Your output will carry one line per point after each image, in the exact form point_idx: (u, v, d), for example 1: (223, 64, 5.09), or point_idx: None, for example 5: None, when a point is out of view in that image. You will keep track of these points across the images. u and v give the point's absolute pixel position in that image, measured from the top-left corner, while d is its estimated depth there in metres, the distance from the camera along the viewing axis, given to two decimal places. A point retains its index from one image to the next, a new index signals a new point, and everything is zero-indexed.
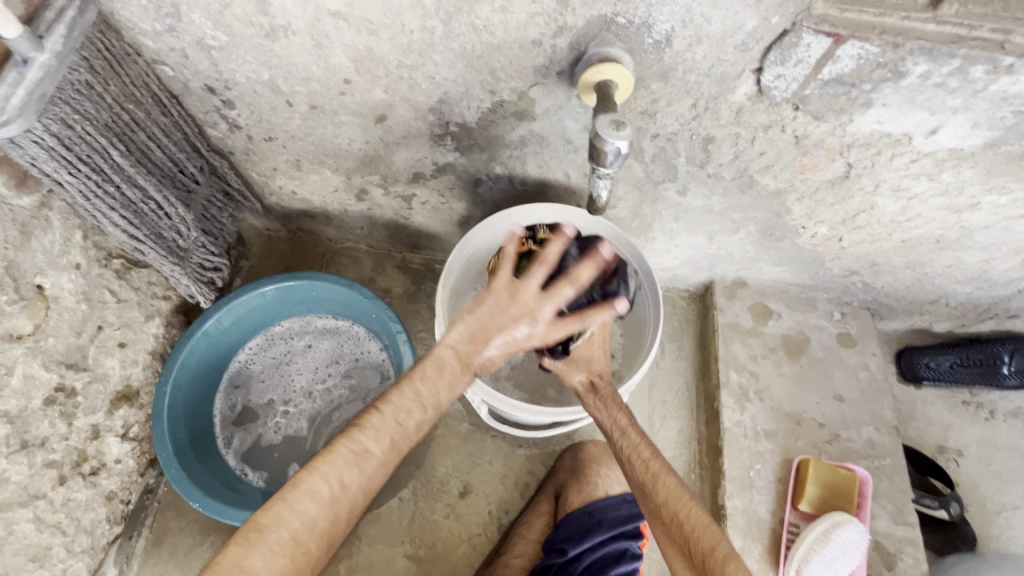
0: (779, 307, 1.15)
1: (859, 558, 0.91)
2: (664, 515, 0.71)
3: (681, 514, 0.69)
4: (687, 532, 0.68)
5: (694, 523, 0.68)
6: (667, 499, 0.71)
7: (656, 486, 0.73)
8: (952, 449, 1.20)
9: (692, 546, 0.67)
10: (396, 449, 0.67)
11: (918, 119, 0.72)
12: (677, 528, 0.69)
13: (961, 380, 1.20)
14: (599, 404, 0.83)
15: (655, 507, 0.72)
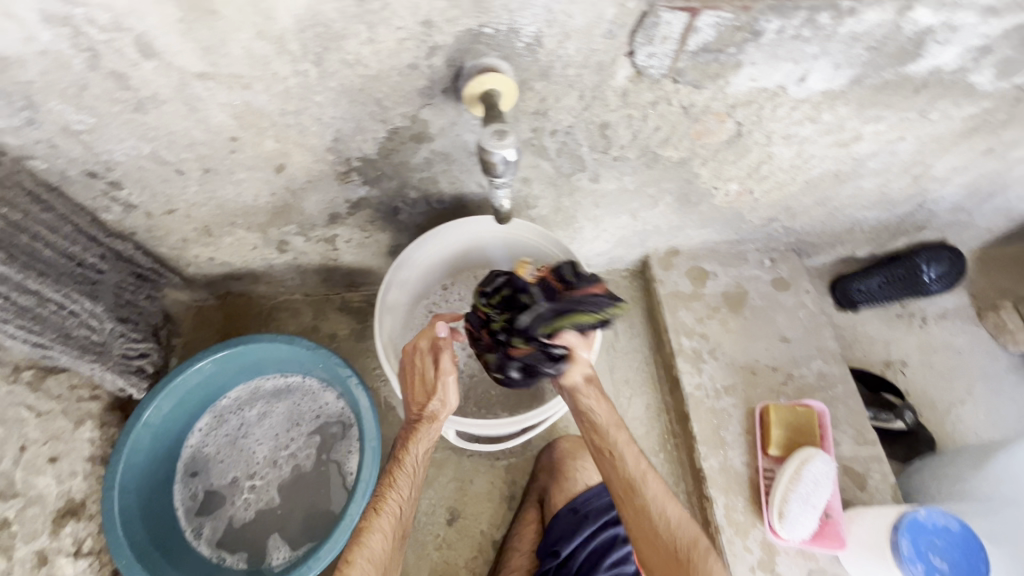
0: (713, 267, 1.20)
1: (832, 487, 0.94)
2: (653, 515, 0.77)
3: (667, 511, 0.78)
4: (671, 527, 0.77)
5: (682, 528, 0.77)
6: (654, 507, 0.78)
7: (643, 489, 0.79)
8: (897, 361, 1.28)
9: (677, 544, 0.75)
10: (385, 521, 0.77)
11: (787, 70, 0.76)
12: (661, 524, 0.77)
13: (890, 297, 1.28)
14: (583, 407, 0.83)
15: (641, 514, 0.78)
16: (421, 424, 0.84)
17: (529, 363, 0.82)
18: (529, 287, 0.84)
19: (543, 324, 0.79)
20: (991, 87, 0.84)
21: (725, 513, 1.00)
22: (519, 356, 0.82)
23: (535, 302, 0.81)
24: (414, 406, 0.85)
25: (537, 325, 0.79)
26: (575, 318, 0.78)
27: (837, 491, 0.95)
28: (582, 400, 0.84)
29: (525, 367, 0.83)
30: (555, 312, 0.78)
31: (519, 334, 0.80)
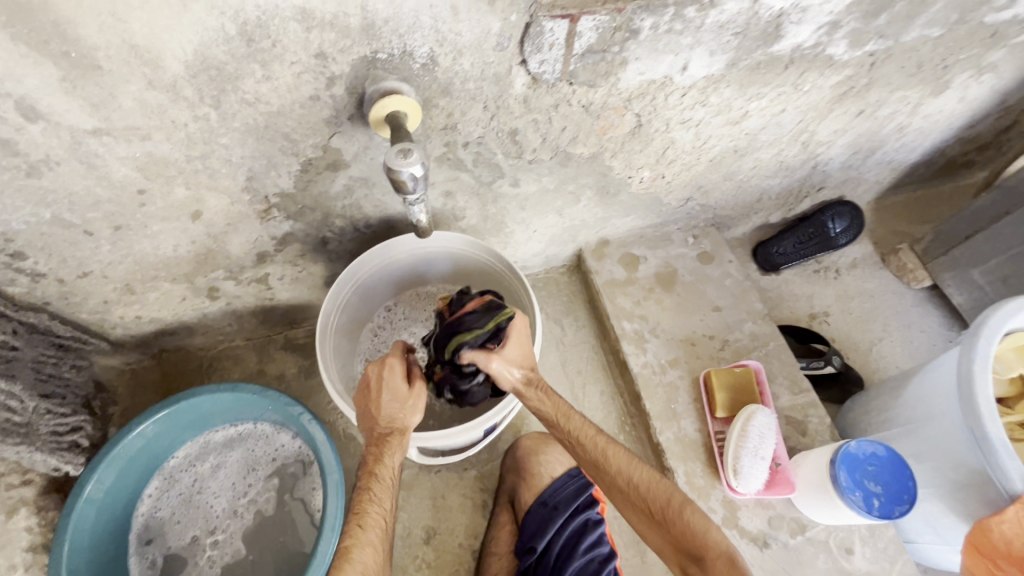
0: (642, 252, 1.26)
1: (775, 437, 1.00)
2: (625, 488, 0.80)
3: (636, 481, 0.80)
4: (645, 495, 0.79)
5: (655, 489, 0.79)
6: (622, 477, 0.80)
7: (607, 465, 0.81)
8: (820, 312, 1.39)
9: (653, 507, 0.78)
10: (373, 536, 0.72)
11: (669, 61, 0.83)
12: (636, 493, 0.79)
13: (806, 255, 1.39)
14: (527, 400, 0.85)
15: (615, 485, 0.80)
16: (393, 437, 0.78)
17: (452, 387, 0.90)
18: (436, 324, 0.94)
19: (443, 350, 0.87)
20: (847, 56, 0.94)
21: (686, 480, 1.05)
22: (442, 381, 0.90)
23: (435, 334, 0.90)
24: (382, 420, 0.79)
25: (437, 353, 0.88)
26: (458, 337, 0.85)
27: (780, 440, 1.02)
28: (527, 396, 0.85)
29: (453, 388, 0.90)
30: (446, 337, 0.86)
31: (432, 364, 0.90)
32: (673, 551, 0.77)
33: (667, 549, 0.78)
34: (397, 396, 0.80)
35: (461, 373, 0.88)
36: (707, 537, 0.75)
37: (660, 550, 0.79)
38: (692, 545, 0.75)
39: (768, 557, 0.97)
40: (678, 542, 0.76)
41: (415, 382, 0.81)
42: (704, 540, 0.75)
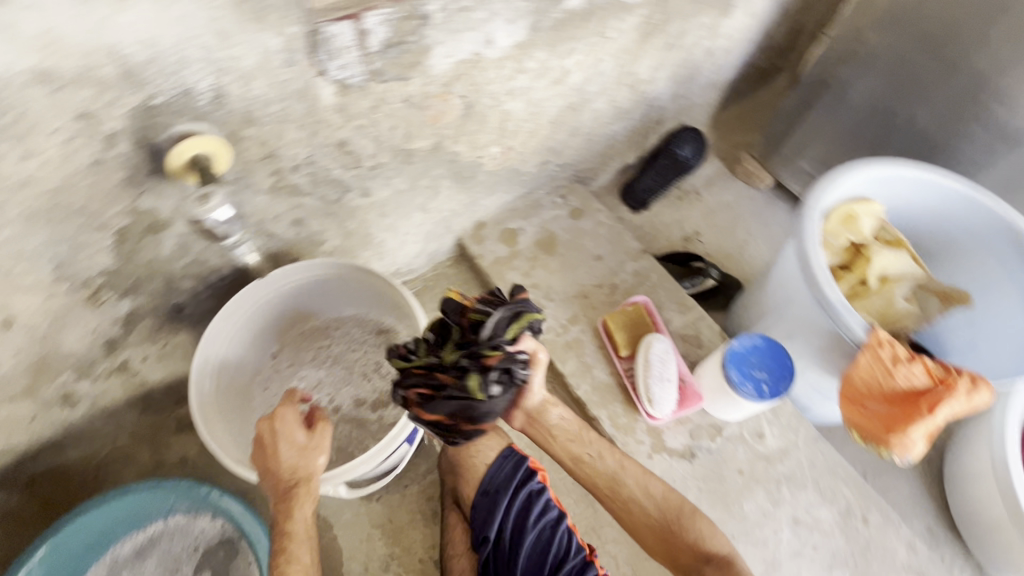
0: (518, 224, 1.29)
1: (675, 358, 1.08)
2: (641, 499, 0.87)
3: (652, 489, 0.87)
4: (660, 503, 0.86)
5: (665, 502, 0.86)
6: (642, 493, 0.87)
7: (625, 479, 0.88)
8: (691, 233, 1.50)
9: (671, 517, 0.85)
10: None
11: (473, 38, 0.84)
12: (647, 503, 0.87)
13: (667, 184, 1.48)
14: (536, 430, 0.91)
15: (632, 498, 0.87)
16: (301, 487, 0.76)
17: (477, 379, 0.76)
18: (466, 311, 0.81)
19: (505, 331, 0.78)
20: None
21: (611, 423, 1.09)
22: (458, 383, 0.76)
23: (485, 315, 0.79)
24: (284, 473, 0.76)
25: (503, 331, 0.77)
26: (531, 317, 0.80)
27: (678, 356, 1.09)
28: (548, 412, 0.90)
29: (466, 387, 0.76)
30: (513, 313, 0.78)
31: (478, 347, 0.76)
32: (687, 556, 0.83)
33: (684, 553, 0.84)
34: (297, 446, 0.78)
35: (507, 359, 0.77)
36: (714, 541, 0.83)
37: (661, 557, 0.87)
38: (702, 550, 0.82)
39: (698, 466, 1.03)
40: (693, 548, 0.83)
41: (318, 426, 0.79)
42: (716, 545, 0.83)
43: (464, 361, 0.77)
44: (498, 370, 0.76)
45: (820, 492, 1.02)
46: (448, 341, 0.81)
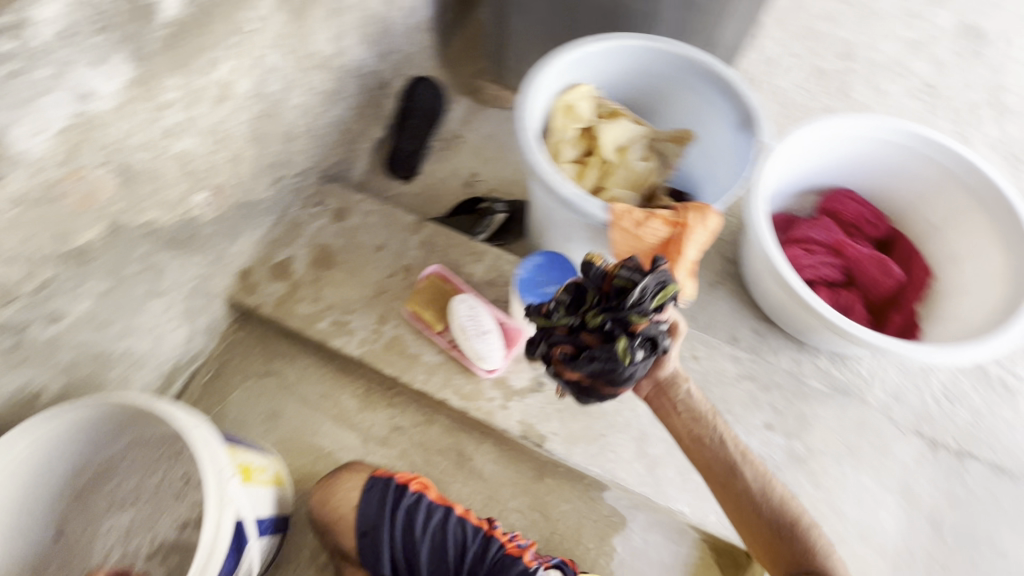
0: (283, 253, 1.19)
1: (485, 306, 1.06)
2: (764, 505, 0.74)
3: (785, 502, 0.75)
4: (794, 524, 0.74)
5: (792, 512, 0.74)
6: (758, 487, 0.74)
7: (744, 470, 0.75)
8: (467, 177, 1.50)
9: (781, 516, 0.74)
10: None
11: (53, 101, 0.67)
12: (766, 513, 0.74)
13: (425, 139, 1.49)
14: (714, 462, 0.75)
15: (743, 486, 0.74)
16: None
17: (649, 337, 0.70)
18: (607, 274, 0.74)
19: (653, 299, 0.70)
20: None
21: (459, 396, 1.05)
22: (641, 331, 0.69)
23: (632, 273, 0.71)
24: None
25: (650, 300, 0.70)
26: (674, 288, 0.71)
27: (487, 303, 1.08)
28: (679, 386, 0.77)
29: (647, 339, 0.70)
30: (662, 282, 0.70)
31: (631, 312, 0.69)
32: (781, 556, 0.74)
33: (763, 535, 0.75)
34: None
35: (655, 328, 0.70)
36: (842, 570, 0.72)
37: (763, 559, 0.76)
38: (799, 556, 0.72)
39: (549, 391, 1.05)
40: (781, 542, 0.74)
41: None
42: (810, 544, 0.73)
43: (610, 314, 0.71)
44: (644, 337, 0.69)
45: None
46: (587, 305, 0.74)
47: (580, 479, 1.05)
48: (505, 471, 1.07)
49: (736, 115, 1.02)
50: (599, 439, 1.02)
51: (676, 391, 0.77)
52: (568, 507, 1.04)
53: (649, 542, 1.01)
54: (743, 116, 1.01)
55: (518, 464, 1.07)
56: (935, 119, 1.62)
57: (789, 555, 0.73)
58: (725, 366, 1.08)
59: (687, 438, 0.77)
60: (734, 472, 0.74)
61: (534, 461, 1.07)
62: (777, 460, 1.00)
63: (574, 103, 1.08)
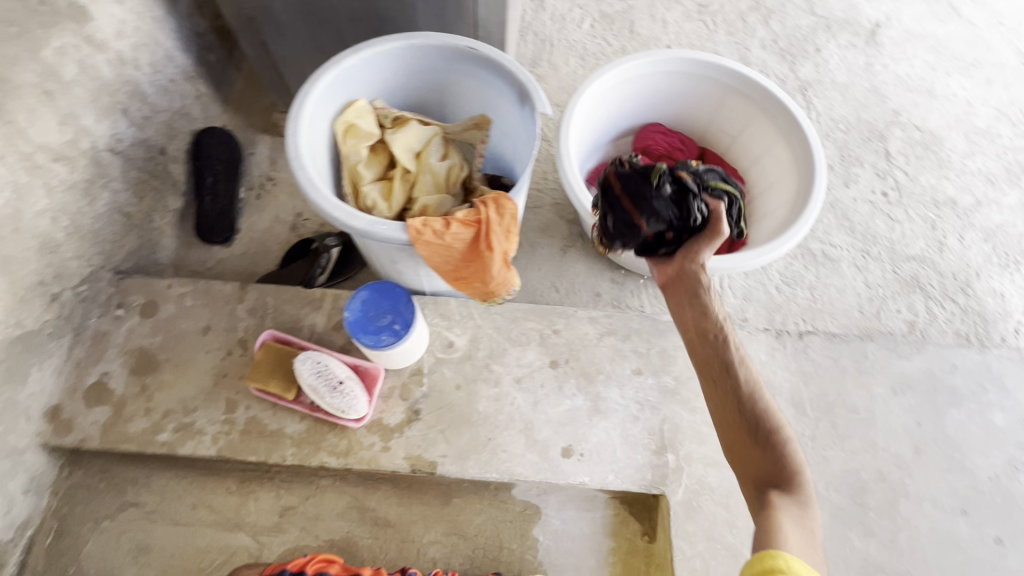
0: (93, 373, 1.05)
1: (330, 355, 0.99)
2: (747, 404, 0.72)
3: (764, 407, 0.73)
4: (771, 427, 0.71)
5: (775, 422, 0.72)
6: (747, 389, 0.73)
7: (735, 368, 0.74)
8: (293, 220, 1.40)
9: (761, 420, 0.72)
10: None
11: None
12: (750, 415, 0.72)
13: (231, 194, 1.36)
14: (719, 354, 0.76)
15: (734, 386, 0.74)
16: None
17: (679, 186, 0.91)
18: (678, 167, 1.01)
19: (702, 180, 0.93)
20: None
21: (337, 456, 1.00)
22: (682, 179, 0.91)
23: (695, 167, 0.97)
24: None
25: (694, 177, 0.93)
26: (724, 183, 0.96)
27: (333, 353, 1.02)
28: (696, 270, 0.84)
29: (676, 188, 0.90)
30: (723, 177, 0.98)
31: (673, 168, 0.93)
32: (756, 468, 0.71)
33: (745, 445, 0.72)
34: None
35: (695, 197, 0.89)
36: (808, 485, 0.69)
37: (739, 466, 0.73)
38: (775, 470, 0.70)
39: (426, 416, 1.02)
40: (761, 453, 0.71)
41: None
42: (785, 457, 0.70)
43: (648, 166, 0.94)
44: (674, 181, 0.91)
45: (520, 341, 1.09)
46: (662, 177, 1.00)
47: (485, 488, 1.04)
48: (411, 508, 1.03)
49: (514, 92, 1.01)
50: (488, 444, 1.01)
51: (694, 284, 0.83)
52: (482, 519, 1.03)
53: (565, 520, 1.03)
54: (519, 92, 1.00)
55: (423, 496, 1.04)
56: (714, 35, 1.73)
57: (761, 463, 0.70)
58: (586, 330, 1.10)
59: (699, 328, 0.78)
60: (728, 369, 0.74)
61: (437, 487, 1.04)
62: (653, 401, 1.05)
63: (353, 122, 1.03)
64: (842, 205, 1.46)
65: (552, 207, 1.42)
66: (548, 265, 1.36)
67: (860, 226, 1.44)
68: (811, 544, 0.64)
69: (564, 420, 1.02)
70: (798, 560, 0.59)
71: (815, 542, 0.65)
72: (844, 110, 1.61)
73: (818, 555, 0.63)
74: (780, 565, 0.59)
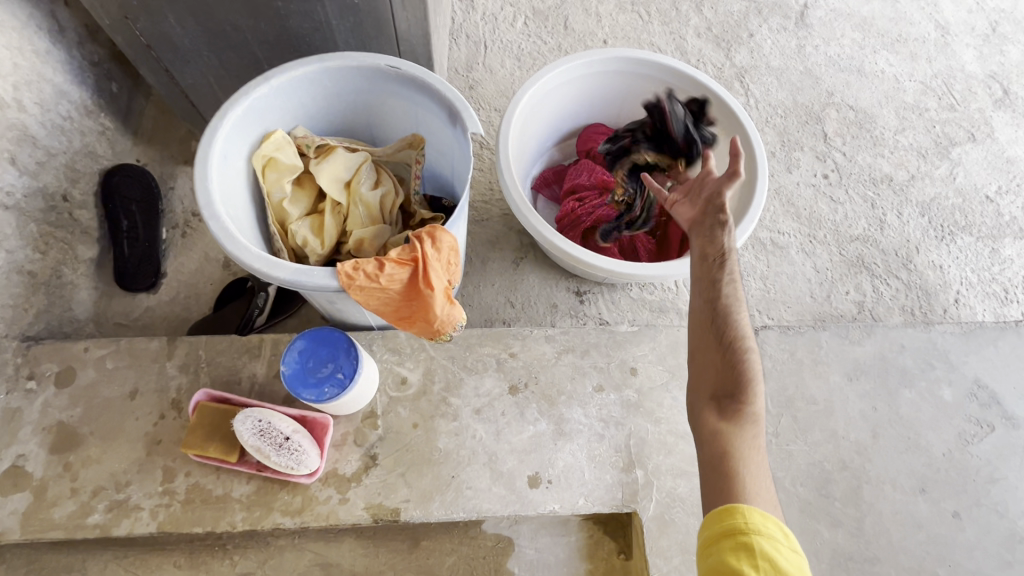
0: (6, 456, 0.94)
1: (272, 411, 0.92)
2: (721, 316, 0.73)
3: (737, 324, 0.72)
4: (736, 343, 0.71)
5: (741, 337, 0.71)
6: (725, 301, 0.74)
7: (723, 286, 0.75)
8: (225, 257, 1.30)
9: (729, 334, 0.72)
10: None
11: None
12: (721, 327, 0.73)
13: (154, 236, 1.26)
14: (712, 271, 0.77)
15: (715, 299, 0.75)
16: None
17: None
18: None
19: None
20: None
21: (291, 515, 0.93)
22: None
23: None
24: None
25: None
26: None
27: (276, 407, 0.95)
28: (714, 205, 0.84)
29: None
30: None
31: None
32: (712, 379, 0.72)
33: (710, 353, 0.73)
34: None
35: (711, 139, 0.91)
36: (759, 403, 0.68)
37: (698, 373, 0.74)
38: (730, 381, 0.70)
39: (385, 461, 0.97)
40: (721, 361, 0.71)
41: None
42: (740, 369, 0.70)
43: None
44: None
45: (476, 369, 1.04)
46: None
47: (454, 525, 1.00)
48: (378, 558, 0.98)
49: (443, 110, 0.96)
50: (452, 482, 0.96)
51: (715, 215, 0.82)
52: (454, 558, 0.99)
53: (540, 549, 1.00)
54: (449, 111, 0.94)
55: (389, 543, 0.99)
56: (648, 26, 1.71)
57: (716, 367, 0.71)
58: (543, 350, 1.07)
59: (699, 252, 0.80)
60: (715, 285, 0.75)
61: (404, 532, 1.00)
62: (617, 417, 1.03)
63: (272, 155, 0.96)
64: (786, 191, 1.47)
65: (500, 219, 1.38)
66: (501, 280, 1.32)
67: (804, 211, 1.45)
68: (740, 452, 0.67)
69: (529, 448, 0.99)
70: (759, 512, 0.63)
71: (747, 452, 0.67)
72: (780, 94, 1.62)
73: (760, 478, 0.66)
74: (738, 522, 0.62)
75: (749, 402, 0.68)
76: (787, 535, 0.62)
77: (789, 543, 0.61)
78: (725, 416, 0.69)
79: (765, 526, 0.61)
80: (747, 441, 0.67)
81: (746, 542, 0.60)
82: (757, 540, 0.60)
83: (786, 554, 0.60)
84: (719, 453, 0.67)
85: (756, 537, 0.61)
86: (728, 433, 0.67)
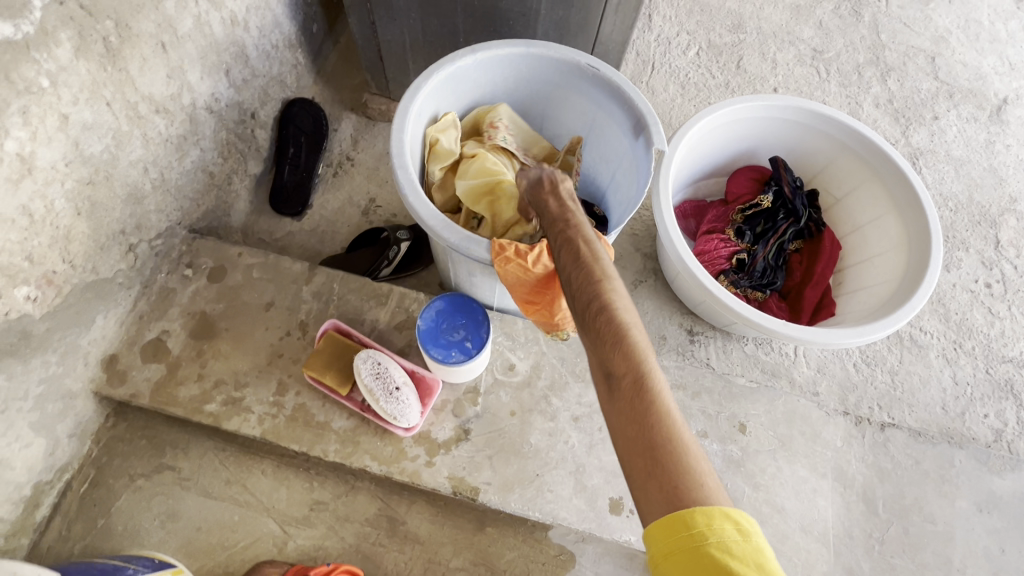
0: (154, 329, 1.03)
1: (391, 359, 0.95)
2: (588, 293, 0.62)
3: (603, 294, 0.61)
4: (608, 315, 0.59)
5: (613, 307, 0.59)
6: (589, 277, 0.63)
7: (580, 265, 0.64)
8: (365, 205, 1.38)
9: (600, 308, 0.60)
10: None
11: None
12: (590, 305, 0.61)
13: (310, 170, 1.35)
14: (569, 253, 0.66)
15: (579, 281, 0.63)
16: None
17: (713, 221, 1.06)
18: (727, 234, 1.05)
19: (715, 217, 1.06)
20: (40, 2, 0.74)
21: (378, 462, 0.96)
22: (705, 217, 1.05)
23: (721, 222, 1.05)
24: None
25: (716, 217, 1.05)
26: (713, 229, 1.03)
27: (393, 357, 0.98)
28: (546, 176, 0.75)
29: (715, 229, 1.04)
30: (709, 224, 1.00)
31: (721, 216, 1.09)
32: (603, 367, 0.58)
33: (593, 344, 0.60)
34: None
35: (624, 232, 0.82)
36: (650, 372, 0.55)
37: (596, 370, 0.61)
38: (621, 359, 0.56)
39: (476, 438, 0.98)
40: (604, 343, 0.58)
41: None
42: (625, 346, 0.57)
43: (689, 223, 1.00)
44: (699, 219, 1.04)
45: (582, 378, 1.04)
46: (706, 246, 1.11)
47: (522, 522, 1.00)
48: (442, 529, 0.99)
49: (628, 120, 0.96)
50: (535, 480, 0.96)
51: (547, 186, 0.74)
52: (514, 554, 0.98)
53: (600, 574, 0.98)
54: (635, 121, 0.94)
55: (456, 518, 1.00)
56: (825, 84, 1.64)
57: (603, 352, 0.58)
58: None
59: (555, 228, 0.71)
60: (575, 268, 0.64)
61: (473, 513, 1.00)
62: (715, 468, 0.98)
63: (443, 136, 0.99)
64: (940, 289, 1.36)
65: (629, 237, 1.36)
66: None
67: (956, 315, 1.33)
68: (655, 445, 0.52)
69: (618, 471, 0.97)
70: (704, 511, 0.48)
71: (659, 438, 0.52)
72: (955, 186, 1.50)
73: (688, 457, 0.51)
74: (686, 536, 0.48)
75: (638, 370, 0.55)
76: (743, 524, 0.48)
77: (745, 534, 0.48)
78: (624, 405, 0.55)
79: (714, 528, 0.48)
80: (654, 418, 0.53)
81: (701, 563, 0.47)
82: (712, 553, 0.47)
83: (745, 554, 0.47)
84: (632, 451, 0.53)
85: (707, 549, 0.47)
86: (636, 421, 0.53)
